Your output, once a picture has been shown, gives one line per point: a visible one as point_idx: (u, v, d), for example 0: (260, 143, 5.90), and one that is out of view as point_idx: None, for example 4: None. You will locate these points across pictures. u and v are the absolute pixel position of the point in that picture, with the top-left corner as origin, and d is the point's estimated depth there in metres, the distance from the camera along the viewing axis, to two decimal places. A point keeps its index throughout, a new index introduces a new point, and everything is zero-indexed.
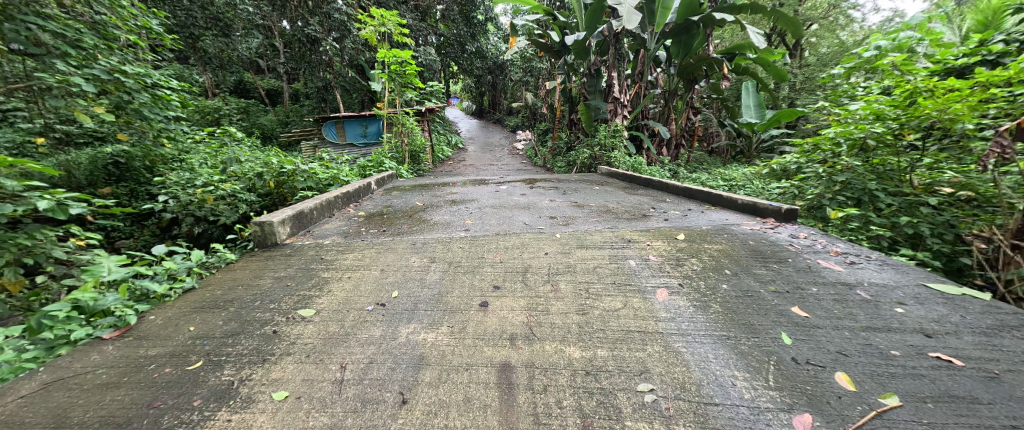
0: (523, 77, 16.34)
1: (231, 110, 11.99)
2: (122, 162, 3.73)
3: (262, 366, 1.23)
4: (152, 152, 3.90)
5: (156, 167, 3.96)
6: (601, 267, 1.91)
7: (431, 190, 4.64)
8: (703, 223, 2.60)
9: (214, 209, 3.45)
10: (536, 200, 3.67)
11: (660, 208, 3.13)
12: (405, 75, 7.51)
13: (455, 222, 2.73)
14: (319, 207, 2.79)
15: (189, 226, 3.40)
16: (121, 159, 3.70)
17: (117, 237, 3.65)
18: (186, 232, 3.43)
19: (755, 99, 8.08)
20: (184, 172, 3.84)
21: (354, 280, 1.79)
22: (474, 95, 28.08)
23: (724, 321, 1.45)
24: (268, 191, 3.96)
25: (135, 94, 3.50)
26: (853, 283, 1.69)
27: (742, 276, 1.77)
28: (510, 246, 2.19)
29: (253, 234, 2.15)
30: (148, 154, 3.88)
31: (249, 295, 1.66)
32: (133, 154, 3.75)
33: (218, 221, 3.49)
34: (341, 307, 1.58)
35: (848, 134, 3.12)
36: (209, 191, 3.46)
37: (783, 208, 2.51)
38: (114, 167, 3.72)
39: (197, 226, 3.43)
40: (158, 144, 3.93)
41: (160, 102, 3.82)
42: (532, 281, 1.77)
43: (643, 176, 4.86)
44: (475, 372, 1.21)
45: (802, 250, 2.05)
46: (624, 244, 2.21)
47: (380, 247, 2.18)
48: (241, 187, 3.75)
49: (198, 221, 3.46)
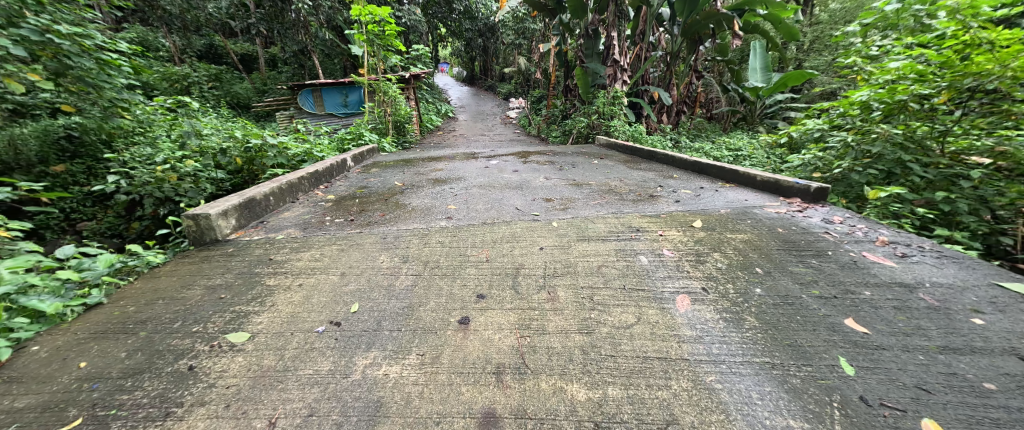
0: (515, 40, 15.35)
1: (202, 77, 11.21)
2: (75, 135, 3.30)
3: (161, 424, 0.90)
4: (106, 123, 3.37)
5: (115, 141, 3.47)
6: (607, 266, 1.58)
7: (415, 166, 4.23)
8: (720, 205, 2.26)
9: (177, 188, 3.04)
10: (531, 177, 3.30)
11: (669, 187, 2.79)
12: (384, 37, 6.78)
13: (436, 208, 2.36)
14: (277, 192, 2.38)
15: (153, 207, 3.01)
16: (75, 132, 3.27)
17: (78, 219, 3.18)
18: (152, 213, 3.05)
19: (762, 61, 7.57)
20: (143, 147, 3.40)
21: (307, 288, 1.45)
22: (463, 60, 26.63)
23: (765, 342, 1.15)
24: (237, 168, 3.58)
25: (79, 60, 2.92)
26: (912, 285, 1.40)
27: (777, 276, 1.47)
28: (498, 240, 1.84)
29: (188, 230, 1.74)
30: (104, 126, 3.36)
31: (170, 313, 1.30)
32: (87, 125, 3.27)
33: (183, 201, 3.09)
34: (284, 329, 1.24)
35: (884, 97, 2.76)
36: (172, 168, 3.05)
37: (813, 187, 2.19)
38: (67, 141, 3.30)
39: (162, 208, 3.05)
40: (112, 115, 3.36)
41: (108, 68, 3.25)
42: (524, 288, 1.44)
43: (645, 148, 4.46)
44: (449, 427, 0.89)
45: (842, 239, 1.74)
46: (632, 234, 1.88)
47: (343, 243, 1.81)
48: (206, 165, 3.33)
49: (163, 202, 3.06)
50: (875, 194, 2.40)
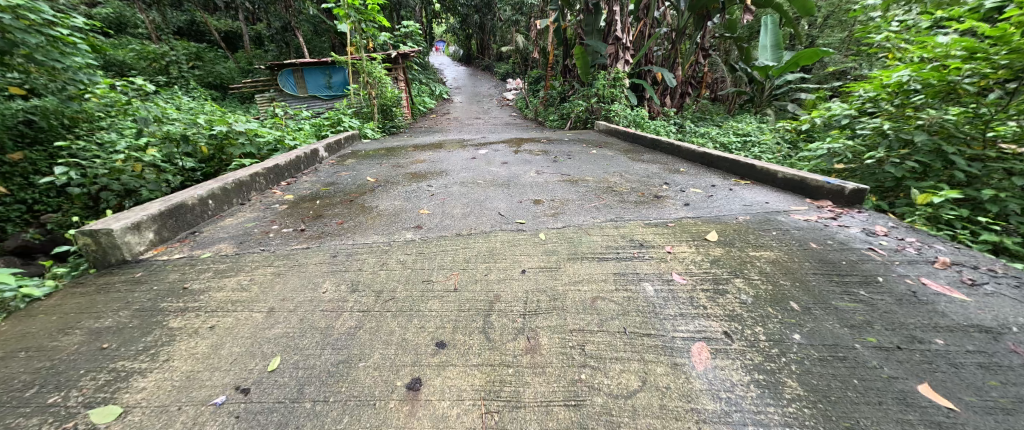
0: (512, 16, 14.59)
1: (181, 55, 10.60)
2: (37, 121, 2.82)
3: None
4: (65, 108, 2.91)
5: (79, 127, 3.02)
6: (603, 300, 1.26)
7: (396, 156, 3.85)
8: (738, 210, 1.93)
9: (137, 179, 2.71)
10: (520, 171, 2.95)
11: (675, 184, 2.45)
12: (365, 11, 6.16)
13: (406, 212, 2.02)
14: (219, 194, 2.03)
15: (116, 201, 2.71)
16: (36, 117, 2.80)
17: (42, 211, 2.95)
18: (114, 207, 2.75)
19: (773, 39, 7.05)
20: (107, 132, 3.05)
21: (218, 334, 1.13)
22: (458, 38, 25.55)
23: (819, 424, 0.82)
24: (207, 157, 3.26)
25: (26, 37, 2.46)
26: (996, 329, 1.07)
27: (819, 315, 1.14)
28: (473, 259, 1.52)
29: (88, 250, 1.41)
30: (64, 111, 2.92)
31: (26, 376, 0.98)
32: (49, 109, 2.81)
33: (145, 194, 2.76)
34: (170, 400, 0.92)
35: (928, 77, 2.38)
36: (135, 156, 2.75)
37: (848, 189, 1.88)
38: (26, 126, 2.82)
39: (126, 200, 2.78)
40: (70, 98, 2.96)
41: (61, 45, 2.84)
42: (498, 332, 1.13)
43: (648, 136, 4.09)
44: None
45: (893, 260, 1.41)
46: (634, 252, 1.55)
47: (282, 264, 1.48)
48: (171, 152, 3.02)
49: (127, 194, 2.77)
50: (926, 197, 1.97)
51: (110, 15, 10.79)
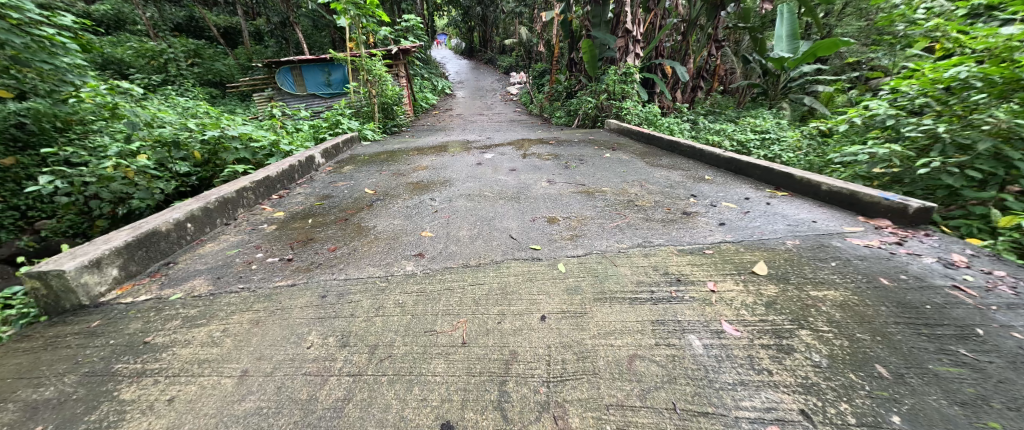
0: (516, 8, 14.23)
1: (178, 51, 10.36)
2: (28, 124, 2.64)
3: None
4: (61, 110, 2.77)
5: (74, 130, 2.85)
6: (642, 360, 1.04)
7: (396, 162, 3.63)
8: (783, 232, 1.70)
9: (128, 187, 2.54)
10: (530, 180, 2.72)
11: (704, 197, 2.21)
12: (364, 6, 5.85)
13: (407, 235, 1.81)
14: (198, 215, 1.82)
15: (112, 206, 2.59)
16: (27, 120, 2.61)
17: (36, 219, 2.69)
18: (110, 212, 2.63)
19: (788, 28, 6.66)
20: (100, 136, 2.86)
21: (175, 411, 0.90)
22: (460, 31, 25.09)
23: None
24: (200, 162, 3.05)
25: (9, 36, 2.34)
26: None
27: (919, 387, 0.91)
28: (485, 300, 1.30)
29: (38, 295, 1.22)
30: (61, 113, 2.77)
31: None
32: (43, 111, 2.65)
33: (135, 201, 2.59)
34: None
35: (992, 72, 2.11)
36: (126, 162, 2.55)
37: (913, 207, 1.64)
38: (18, 129, 2.64)
39: (120, 207, 2.63)
40: (60, 101, 2.82)
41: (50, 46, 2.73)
42: (519, 408, 0.90)
43: (665, 137, 3.84)
44: None
45: (987, 304, 1.17)
46: (671, 290, 1.33)
47: (262, 308, 1.26)
48: (163, 157, 2.83)
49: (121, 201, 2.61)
50: (1011, 220, 1.71)
51: (109, 13, 10.75)
